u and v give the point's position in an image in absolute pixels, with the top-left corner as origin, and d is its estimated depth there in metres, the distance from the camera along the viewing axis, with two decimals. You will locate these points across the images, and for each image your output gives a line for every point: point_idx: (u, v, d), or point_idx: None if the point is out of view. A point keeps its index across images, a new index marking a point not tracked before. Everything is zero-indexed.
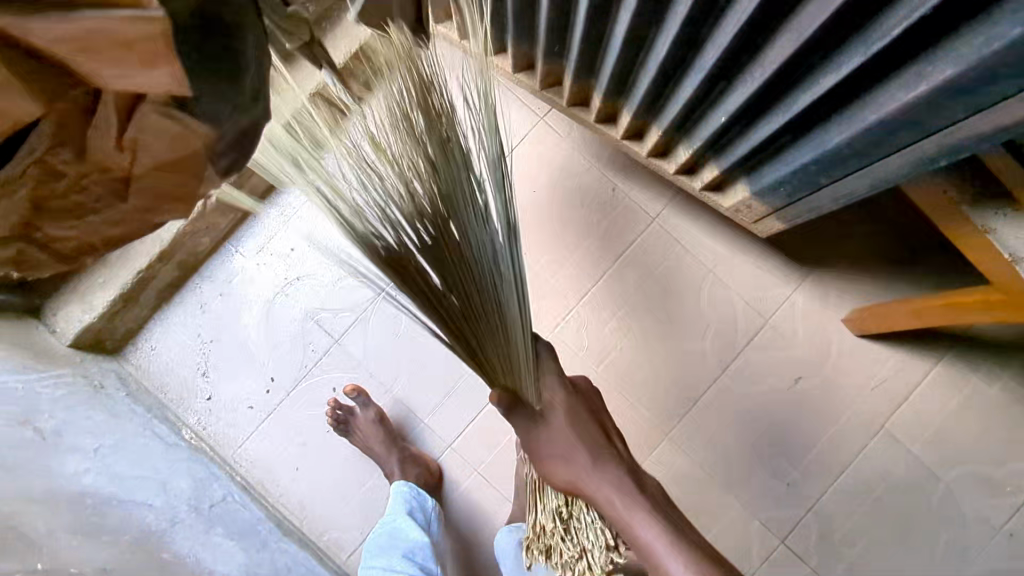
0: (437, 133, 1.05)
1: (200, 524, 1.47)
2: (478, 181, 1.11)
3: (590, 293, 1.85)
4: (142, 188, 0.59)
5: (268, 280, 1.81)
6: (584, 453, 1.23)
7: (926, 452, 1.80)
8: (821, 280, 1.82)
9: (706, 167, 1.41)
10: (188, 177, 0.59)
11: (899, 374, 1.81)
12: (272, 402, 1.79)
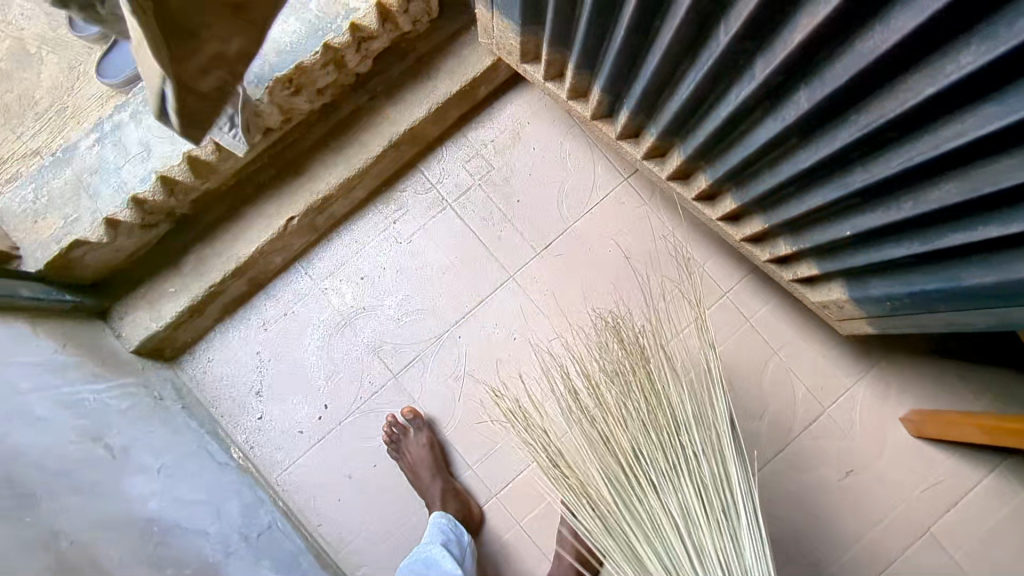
0: (640, 457, 1.39)
1: (248, 555, 1.45)
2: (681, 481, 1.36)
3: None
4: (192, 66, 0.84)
5: (333, 306, 1.79)
6: None
7: (969, 561, 1.79)
8: (884, 374, 1.82)
9: (802, 261, 1.41)
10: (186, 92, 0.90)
11: (949, 479, 1.81)
12: (322, 429, 1.77)
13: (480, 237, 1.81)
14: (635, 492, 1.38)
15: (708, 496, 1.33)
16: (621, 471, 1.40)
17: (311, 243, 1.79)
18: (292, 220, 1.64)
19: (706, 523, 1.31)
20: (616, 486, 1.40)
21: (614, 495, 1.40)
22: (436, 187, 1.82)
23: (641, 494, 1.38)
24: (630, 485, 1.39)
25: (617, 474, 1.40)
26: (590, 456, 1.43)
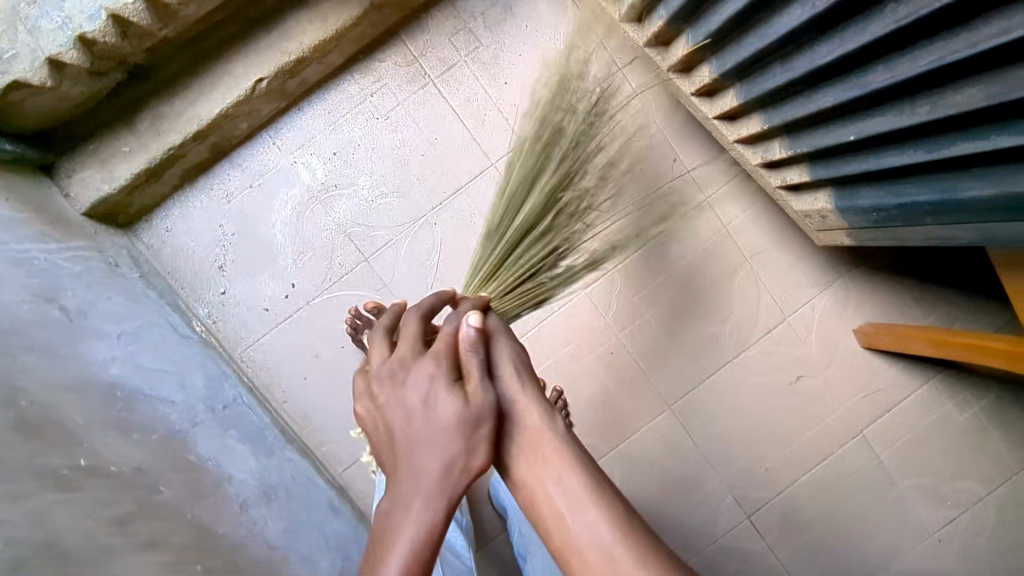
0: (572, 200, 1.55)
1: (216, 426, 1.44)
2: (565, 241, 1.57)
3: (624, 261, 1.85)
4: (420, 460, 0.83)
5: (303, 180, 1.70)
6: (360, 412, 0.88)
7: (892, 460, 1.96)
8: (845, 287, 1.89)
9: (794, 168, 1.40)
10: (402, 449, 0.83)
11: (888, 387, 1.94)
12: (289, 308, 1.73)
13: (462, 119, 1.72)
14: (518, 203, 1.49)
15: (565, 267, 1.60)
16: (517, 181, 1.51)
17: (280, 111, 1.68)
18: (261, 83, 1.50)
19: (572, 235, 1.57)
20: (518, 190, 1.48)
21: (513, 172, 1.51)
22: (419, 61, 1.69)
23: (506, 204, 1.51)
24: (520, 197, 1.49)
25: (524, 178, 1.49)
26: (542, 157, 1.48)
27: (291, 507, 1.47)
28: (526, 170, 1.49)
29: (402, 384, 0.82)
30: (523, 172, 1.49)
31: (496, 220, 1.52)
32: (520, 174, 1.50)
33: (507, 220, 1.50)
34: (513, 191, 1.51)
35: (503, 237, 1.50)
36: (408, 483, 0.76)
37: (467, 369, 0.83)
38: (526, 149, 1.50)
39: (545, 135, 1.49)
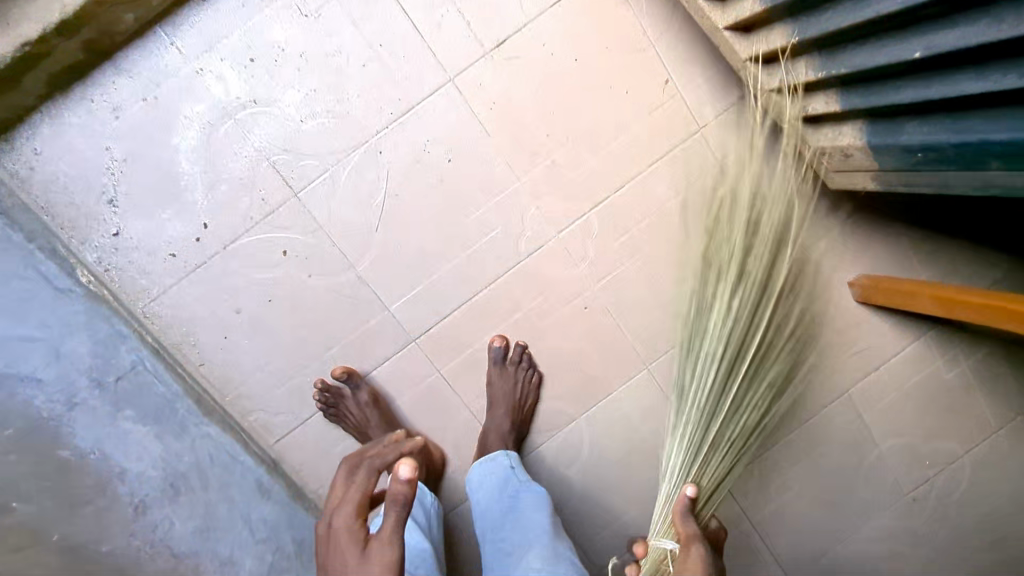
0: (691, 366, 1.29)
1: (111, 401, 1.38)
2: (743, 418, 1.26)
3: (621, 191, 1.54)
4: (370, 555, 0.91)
5: (214, 94, 1.36)
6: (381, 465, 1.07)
7: (875, 422, 1.84)
8: (841, 236, 1.70)
9: (819, 96, 1.15)
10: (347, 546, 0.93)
11: (875, 344, 1.80)
12: (202, 253, 1.43)
13: (413, 22, 1.40)
14: (709, 394, 1.24)
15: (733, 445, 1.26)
16: (701, 419, 1.24)
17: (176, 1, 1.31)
18: None
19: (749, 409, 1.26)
20: (711, 382, 1.23)
21: (712, 367, 1.23)
22: None
23: (712, 423, 1.24)
24: (695, 428, 1.24)
25: (717, 375, 1.24)
26: (711, 374, 1.24)
27: (204, 498, 1.38)
28: (704, 401, 1.25)
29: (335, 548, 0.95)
30: (712, 359, 1.24)
31: (681, 425, 1.26)
32: (707, 377, 1.25)
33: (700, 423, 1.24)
34: (695, 393, 1.26)
35: (689, 421, 1.25)
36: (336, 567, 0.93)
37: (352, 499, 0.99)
38: (743, 373, 1.25)
39: (767, 335, 1.27)
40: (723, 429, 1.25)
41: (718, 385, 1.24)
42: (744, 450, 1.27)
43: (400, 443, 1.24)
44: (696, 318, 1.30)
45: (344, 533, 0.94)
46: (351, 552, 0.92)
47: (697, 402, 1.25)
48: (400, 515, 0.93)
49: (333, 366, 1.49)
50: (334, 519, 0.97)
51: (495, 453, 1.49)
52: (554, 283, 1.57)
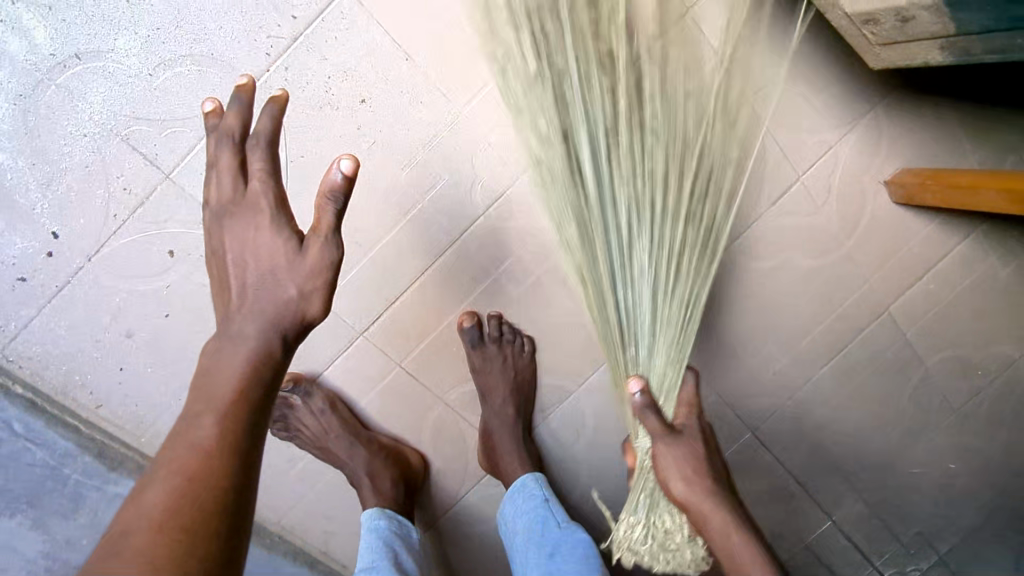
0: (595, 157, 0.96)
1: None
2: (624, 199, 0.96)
3: None
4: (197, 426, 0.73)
5: (19, 57, 1.00)
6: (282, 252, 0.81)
7: (918, 338, 1.52)
8: (874, 122, 1.33)
9: None
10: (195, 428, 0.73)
11: (924, 246, 1.44)
12: (60, 273, 1.09)
13: None
14: (605, 220, 0.97)
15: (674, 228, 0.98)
16: (666, 207, 0.96)
17: None
18: None
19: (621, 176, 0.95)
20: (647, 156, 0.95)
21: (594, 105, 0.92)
22: None
23: (647, 236, 0.97)
24: (641, 247, 0.97)
25: (637, 197, 0.96)
26: (618, 132, 0.94)
27: None
28: (609, 183, 0.96)
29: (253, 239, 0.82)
30: (600, 86, 0.92)
31: (637, 270, 0.98)
32: (601, 149, 0.95)
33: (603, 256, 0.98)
34: (618, 231, 0.97)
35: (698, 288, 1.00)
36: (176, 442, 0.72)
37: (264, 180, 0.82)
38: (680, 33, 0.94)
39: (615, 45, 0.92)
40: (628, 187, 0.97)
41: (684, 168, 0.96)
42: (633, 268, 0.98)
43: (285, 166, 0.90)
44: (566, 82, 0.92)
45: (268, 256, 0.81)
46: (281, 272, 0.81)
47: (607, 200, 0.96)
48: (340, 217, 0.82)
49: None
50: (250, 237, 0.82)
51: (523, 478, 1.25)
52: (525, 239, 1.24)
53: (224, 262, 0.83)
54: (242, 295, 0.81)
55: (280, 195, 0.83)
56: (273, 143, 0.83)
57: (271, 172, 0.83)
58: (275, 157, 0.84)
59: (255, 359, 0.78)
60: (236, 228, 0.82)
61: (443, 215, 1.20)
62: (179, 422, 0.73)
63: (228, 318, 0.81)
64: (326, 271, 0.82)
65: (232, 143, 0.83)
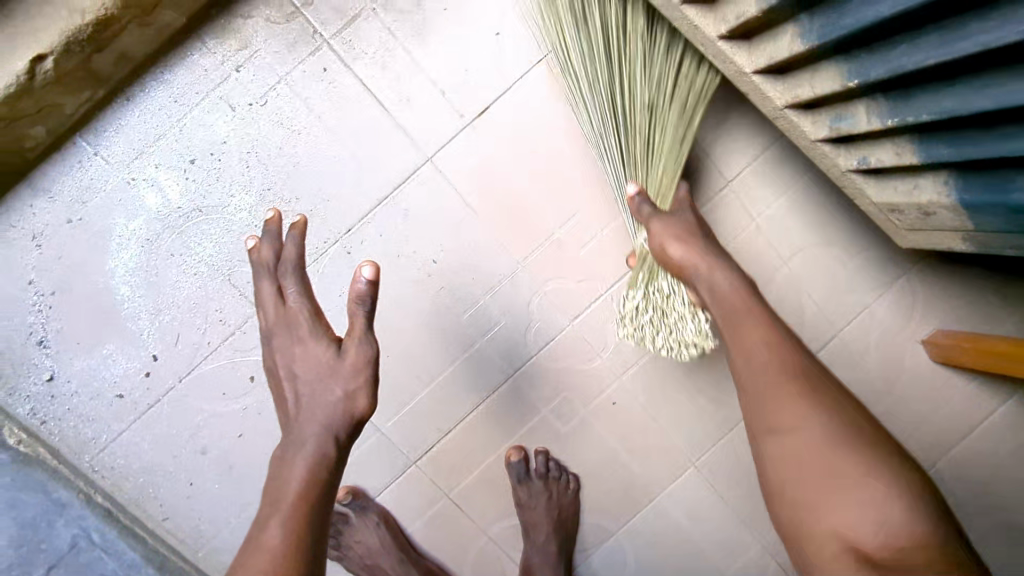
0: (646, 102, 1.07)
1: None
2: (666, 93, 1.07)
3: None
4: (270, 535, 0.81)
5: (152, 205, 1.17)
6: (320, 358, 0.93)
7: (971, 500, 1.48)
8: (909, 286, 1.41)
9: (885, 144, 0.91)
10: (265, 545, 0.80)
11: (966, 406, 1.46)
12: (155, 390, 1.21)
13: (377, 96, 1.18)
14: (663, 105, 1.07)
15: (665, 92, 1.07)
16: (680, 99, 1.08)
17: (92, 107, 1.12)
18: (43, 62, 0.98)
19: (623, 143, 1.09)
20: (603, 79, 1.08)
21: (590, 62, 1.08)
22: (303, 14, 1.14)
23: (649, 97, 1.06)
24: (679, 89, 1.08)
25: (602, 96, 1.08)
26: (600, 63, 1.07)
27: None
28: (610, 73, 1.07)
29: (297, 340, 0.95)
30: (591, 88, 1.09)
31: (631, 139, 1.08)
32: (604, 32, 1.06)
33: (614, 134, 1.09)
34: (638, 91, 1.07)
35: (683, 125, 1.08)
36: (250, 556, 0.80)
37: (303, 286, 0.98)
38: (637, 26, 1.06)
39: (578, 14, 1.07)
40: (651, 107, 1.07)
41: (672, 132, 1.08)
42: (665, 115, 1.07)
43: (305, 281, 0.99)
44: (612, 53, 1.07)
45: (311, 361, 0.93)
46: (328, 376, 0.92)
47: (592, 93, 1.09)
48: (369, 316, 0.94)
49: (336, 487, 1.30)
50: (296, 344, 0.95)
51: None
52: (571, 380, 1.32)
53: (278, 377, 0.95)
54: (297, 405, 0.92)
55: (315, 308, 0.98)
56: (302, 264, 0.98)
57: (303, 290, 0.98)
58: (305, 278, 0.99)
59: (315, 461, 0.88)
60: (282, 343, 0.96)
61: (502, 354, 1.30)
62: (250, 533, 0.83)
63: (289, 427, 0.92)
64: (367, 366, 0.93)
65: (270, 272, 1.00)
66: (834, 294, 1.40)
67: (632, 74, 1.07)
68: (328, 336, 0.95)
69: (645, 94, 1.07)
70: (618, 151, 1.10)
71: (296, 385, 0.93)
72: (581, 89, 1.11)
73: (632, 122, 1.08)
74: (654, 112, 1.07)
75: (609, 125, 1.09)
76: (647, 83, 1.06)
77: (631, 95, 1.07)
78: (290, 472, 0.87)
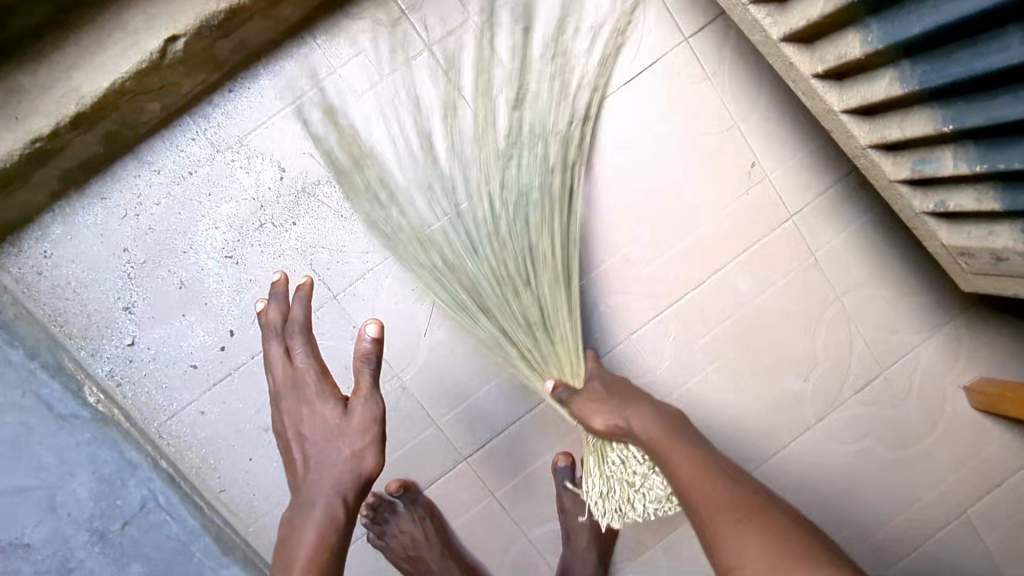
0: (496, 239, 1.15)
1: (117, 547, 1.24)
2: (515, 289, 1.15)
3: (699, 284, 1.37)
4: None
5: (246, 187, 1.21)
6: (329, 421, 0.98)
7: (999, 547, 1.50)
8: (955, 331, 1.45)
9: (966, 189, 0.96)
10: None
11: (1002, 454, 1.49)
12: (228, 364, 1.25)
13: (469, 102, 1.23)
14: (535, 309, 1.16)
15: (520, 281, 1.15)
16: (556, 267, 1.19)
17: (203, 89, 1.18)
18: (174, 43, 1.05)
19: (490, 277, 1.16)
20: (514, 287, 1.15)
21: (491, 286, 1.16)
22: (408, 19, 1.21)
23: (531, 291, 1.16)
24: (568, 290, 1.20)
25: (477, 239, 1.16)
26: (484, 249, 1.15)
27: None
28: (479, 224, 1.15)
29: (305, 404, 1.00)
30: (502, 282, 1.15)
31: (558, 332, 1.17)
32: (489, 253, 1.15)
33: (516, 313, 1.16)
34: (518, 248, 1.15)
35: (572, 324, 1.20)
36: None
37: (310, 348, 1.02)
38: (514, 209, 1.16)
39: (467, 221, 1.16)
40: (500, 320, 1.18)
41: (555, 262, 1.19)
42: (530, 300, 1.16)
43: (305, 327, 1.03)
44: (497, 277, 1.15)
45: (320, 423, 0.98)
46: (336, 438, 0.97)
47: (515, 300, 1.15)
48: (374, 375, 0.99)
49: (389, 478, 1.33)
50: (306, 410, 0.99)
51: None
52: None
53: (287, 436, 1.00)
54: (304, 463, 0.98)
55: (323, 366, 1.02)
56: (309, 326, 1.02)
57: (310, 349, 1.02)
58: (313, 339, 1.03)
59: (323, 529, 0.93)
60: (290, 405, 1.00)
61: None
62: None
63: (297, 486, 0.97)
64: (373, 425, 0.98)
65: (278, 333, 1.04)
66: (884, 333, 1.43)
67: (491, 308, 1.17)
68: (337, 397, 1.00)
69: (521, 307, 1.16)
70: (512, 320, 1.17)
71: (305, 447, 0.98)
72: (469, 243, 1.16)
73: (535, 287, 1.16)
74: (527, 331, 1.17)
75: (492, 290, 1.16)
76: (515, 305, 1.16)
77: (484, 253, 1.15)
78: (302, 539, 0.93)
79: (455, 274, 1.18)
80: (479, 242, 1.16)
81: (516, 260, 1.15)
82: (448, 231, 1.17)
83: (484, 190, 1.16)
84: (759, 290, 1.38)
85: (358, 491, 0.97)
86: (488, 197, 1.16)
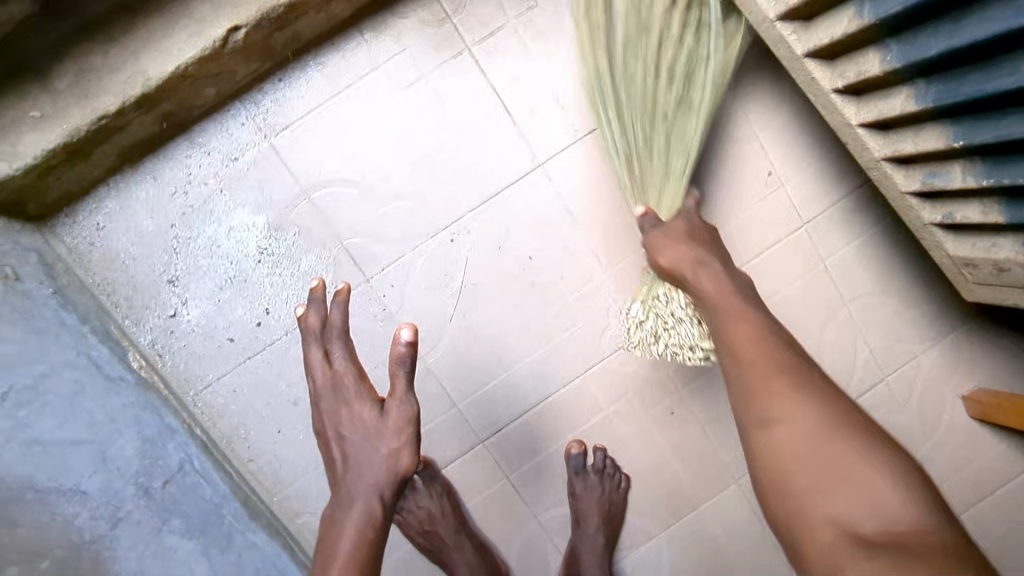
0: (670, 100, 1.19)
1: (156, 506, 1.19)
2: (671, 170, 1.24)
3: None
4: None
5: (289, 171, 1.28)
6: (368, 421, 1.01)
7: (990, 553, 1.55)
8: (957, 342, 1.51)
9: (972, 202, 1.02)
10: None
11: (997, 463, 1.55)
12: (263, 339, 1.31)
13: (504, 100, 1.30)
14: (680, 165, 1.23)
15: (657, 153, 1.24)
16: (687, 108, 1.22)
17: (255, 77, 1.24)
18: (236, 33, 1.12)
19: (662, 123, 1.21)
20: (640, 124, 1.21)
21: (655, 128, 1.21)
22: (452, 20, 1.28)
23: (646, 150, 1.22)
24: (695, 128, 1.22)
25: (646, 56, 1.18)
26: (639, 59, 1.18)
27: None
28: (636, 82, 1.19)
29: (344, 405, 1.02)
30: (662, 111, 1.20)
31: (648, 151, 1.22)
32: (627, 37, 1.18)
33: (660, 132, 1.21)
34: (655, 85, 1.19)
35: (695, 138, 1.24)
36: None
37: (350, 354, 1.04)
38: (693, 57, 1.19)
39: (656, 63, 1.17)
40: (676, 171, 1.24)
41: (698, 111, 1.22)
42: (668, 180, 1.25)
43: (346, 336, 1.05)
44: (655, 114, 1.20)
45: (358, 423, 1.01)
46: (374, 437, 1.00)
47: (660, 122, 1.19)
48: (409, 376, 1.01)
49: None
50: (345, 412, 1.02)
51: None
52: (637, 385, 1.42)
53: (326, 436, 1.03)
54: (344, 462, 1.00)
55: (360, 369, 1.04)
56: (346, 331, 1.04)
57: (349, 354, 1.04)
58: (351, 344, 1.05)
59: (363, 525, 0.95)
60: (329, 407, 1.02)
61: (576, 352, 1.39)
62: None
63: (337, 483, 1.00)
64: (408, 424, 1.00)
65: (317, 339, 1.05)
66: (887, 340, 1.49)
67: (639, 147, 1.23)
68: (376, 400, 1.03)
69: (653, 143, 1.22)
70: (631, 142, 1.23)
71: (345, 445, 1.01)
72: (619, 115, 1.22)
73: (685, 119, 1.22)
74: (676, 166, 1.23)
75: (629, 142, 1.24)
76: (661, 133, 1.22)
77: (642, 153, 1.24)
78: (342, 537, 0.95)
79: (617, 123, 1.24)
80: (662, 82, 1.19)
81: (666, 93, 1.19)
82: (632, 101, 1.21)
83: (626, 105, 1.22)
84: (769, 292, 1.45)
85: (395, 488, 0.99)
86: (620, 71, 1.20)
